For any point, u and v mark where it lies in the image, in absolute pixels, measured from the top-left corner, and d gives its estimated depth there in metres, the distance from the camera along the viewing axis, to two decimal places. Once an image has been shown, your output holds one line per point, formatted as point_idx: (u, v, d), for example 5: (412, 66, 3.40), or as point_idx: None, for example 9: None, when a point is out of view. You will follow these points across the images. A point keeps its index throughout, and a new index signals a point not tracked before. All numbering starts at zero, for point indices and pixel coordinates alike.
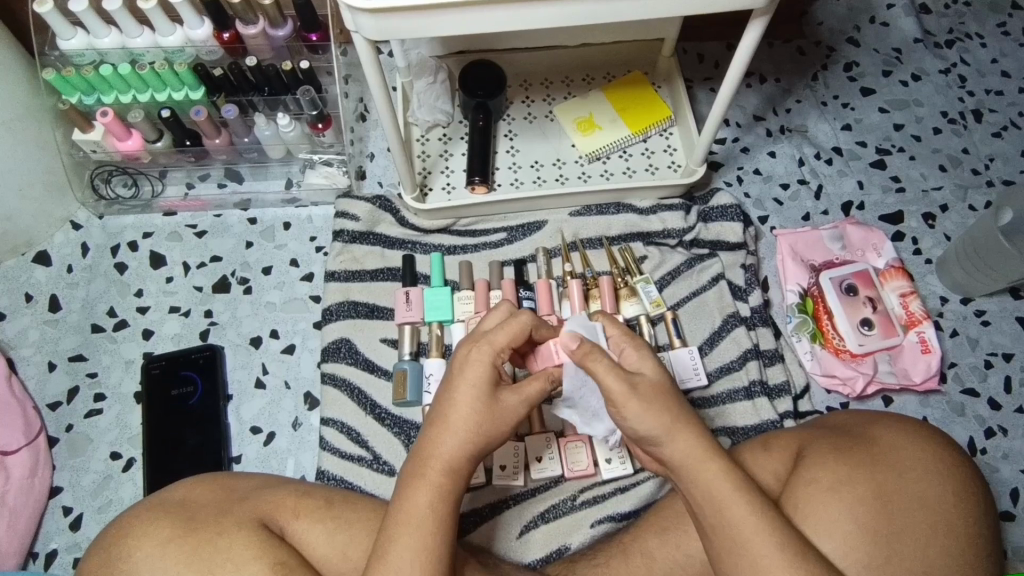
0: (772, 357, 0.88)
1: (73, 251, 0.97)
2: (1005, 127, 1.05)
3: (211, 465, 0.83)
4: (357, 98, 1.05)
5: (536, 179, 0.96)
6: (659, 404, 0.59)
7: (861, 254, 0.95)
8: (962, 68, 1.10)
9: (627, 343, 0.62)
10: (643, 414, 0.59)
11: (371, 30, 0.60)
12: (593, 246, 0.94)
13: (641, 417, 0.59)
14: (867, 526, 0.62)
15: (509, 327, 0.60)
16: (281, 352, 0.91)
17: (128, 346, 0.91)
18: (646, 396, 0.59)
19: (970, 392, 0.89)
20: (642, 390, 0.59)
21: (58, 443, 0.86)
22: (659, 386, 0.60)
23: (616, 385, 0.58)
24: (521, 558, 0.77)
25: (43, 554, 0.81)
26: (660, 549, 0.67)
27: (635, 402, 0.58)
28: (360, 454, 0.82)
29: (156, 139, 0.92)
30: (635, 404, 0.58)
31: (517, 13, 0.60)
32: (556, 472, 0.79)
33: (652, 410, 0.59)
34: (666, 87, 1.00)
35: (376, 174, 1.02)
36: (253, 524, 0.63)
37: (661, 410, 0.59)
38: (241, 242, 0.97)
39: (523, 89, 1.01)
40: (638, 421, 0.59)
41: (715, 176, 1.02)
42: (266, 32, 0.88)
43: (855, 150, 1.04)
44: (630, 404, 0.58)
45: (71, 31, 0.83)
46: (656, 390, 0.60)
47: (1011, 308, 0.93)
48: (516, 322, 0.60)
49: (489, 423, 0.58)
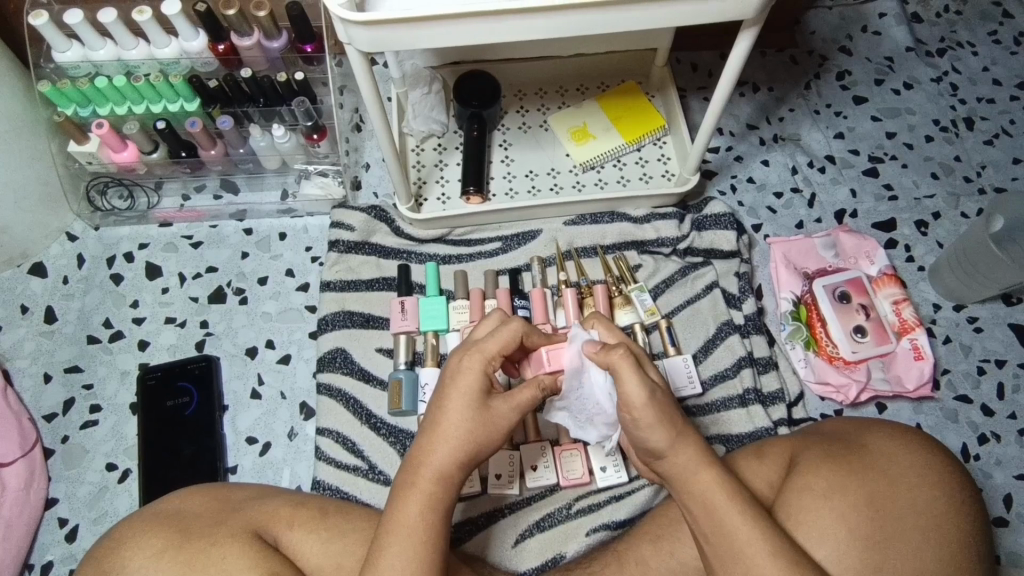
0: (766, 365, 0.88)
1: (69, 263, 0.97)
2: (997, 135, 1.06)
3: (207, 476, 0.83)
4: (353, 109, 1.06)
5: (531, 188, 0.97)
6: (670, 413, 0.59)
7: (855, 261, 0.96)
8: (954, 76, 1.11)
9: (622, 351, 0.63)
10: (657, 423, 0.58)
11: (364, 42, 0.61)
12: (588, 254, 0.94)
13: (651, 428, 0.59)
14: (860, 531, 0.62)
15: (500, 335, 0.60)
16: (277, 362, 0.91)
17: (124, 357, 0.91)
18: (660, 404, 0.59)
19: (963, 398, 0.90)
20: (658, 398, 0.58)
21: (54, 454, 0.86)
22: (667, 394, 0.60)
23: (636, 388, 0.57)
24: (516, 567, 0.77)
25: (39, 566, 0.81)
26: (655, 556, 0.67)
27: (651, 411, 0.58)
28: (355, 464, 0.82)
29: (151, 150, 0.93)
30: (648, 413, 0.58)
31: (510, 25, 0.61)
32: (551, 480, 0.80)
33: (660, 420, 0.59)
34: (659, 96, 1.01)
35: (371, 185, 1.03)
36: (248, 535, 0.63)
37: (668, 420, 0.59)
38: (237, 252, 0.98)
39: (518, 99, 1.02)
40: (648, 429, 0.59)
41: (709, 185, 1.03)
42: (262, 43, 0.88)
43: (848, 158, 1.05)
44: (645, 411, 0.58)
45: (66, 43, 0.84)
46: (668, 399, 0.60)
47: (1003, 314, 0.94)
48: (507, 330, 0.60)
49: (480, 431, 0.59)
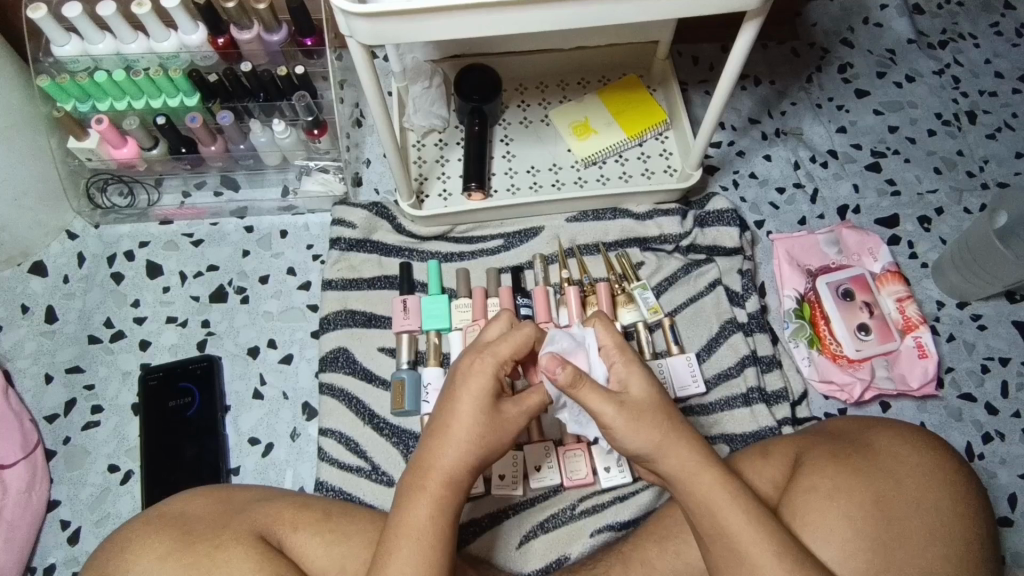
0: (770, 363, 0.88)
1: (69, 262, 0.96)
2: (999, 129, 1.06)
3: (210, 477, 0.82)
4: (353, 103, 1.05)
5: (532, 184, 0.96)
6: (647, 421, 0.59)
7: (858, 258, 0.95)
8: (956, 69, 1.10)
9: (617, 356, 0.62)
10: (635, 429, 0.59)
11: (364, 34, 0.60)
12: (590, 252, 0.94)
13: (637, 432, 0.59)
14: (865, 532, 0.62)
15: (513, 338, 0.60)
16: (279, 362, 0.91)
17: (125, 357, 0.91)
18: (633, 411, 0.59)
19: (967, 396, 0.89)
20: (629, 408, 0.59)
21: (55, 456, 0.86)
22: (648, 401, 0.60)
23: (602, 404, 0.58)
24: (520, 568, 0.77)
25: (42, 568, 0.81)
26: (660, 558, 0.67)
27: (624, 422, 0.59)
28: (359, 465, 0.82)
29: (151, 146, 0.92)
30: (621, 422, 0.59)
31: (510, 17, 0.60)
32: (555, 481, 0.80)
33: (638, 429, 0.59)
34: (661, 90, 1.00)
35: (371, 181, 1.02)
36: (253, 538, 0.62)
37: (651, 426, 0.59)
38: (238, 250, 0.97)
39: (519, 93, 1.01)
40: (627, 438, 0.59)
41: (711, 181, 1.02)
42: (262, 36, 0.88)
43: (850, 154, 1.04)
44: (617, 422, 0.59)
45: (65, 37, 0.83)
46: (648, 403, 0.60)
47: (1007, 311, 0.94)
48: (520, 334, 0.60)
49: (490, 434, 0.58)
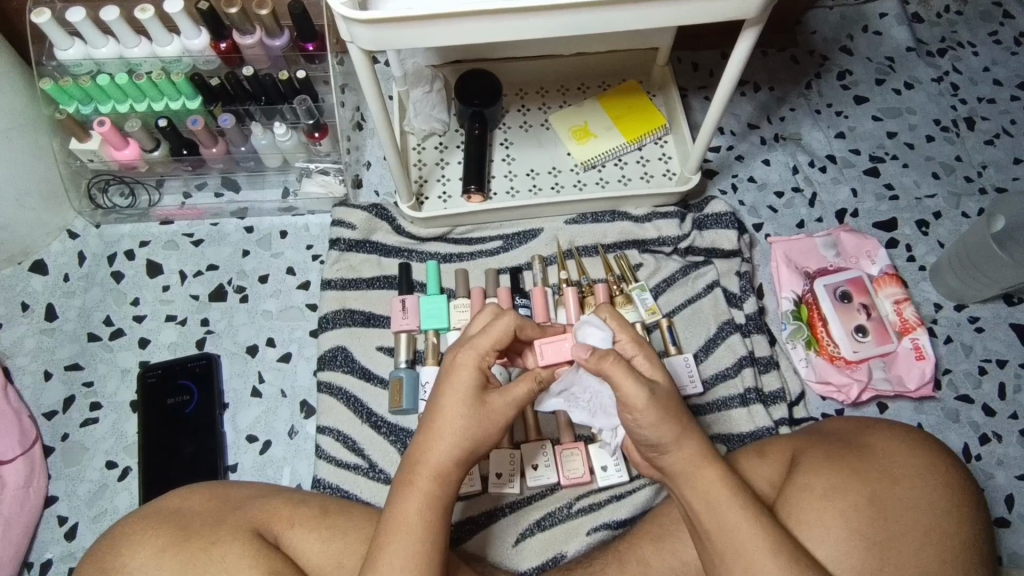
0: (767, 364, 0.88)
1: (70, 261, 0.97)
2: (998, 135, 1.06)
3: (207, 473, 0.83)
4: (354, 107, 1.06)
5: (532, 187, 0.97)
6: (673, 411, 0.59)
7: (855, 261, 0.96)
8: (955, 76, 1.11)
9: (637, 350, 0.62)
10: (662, 421, 0.58)
11: (365, 40, 0.60)
12: (588, 254, 0.94)
13: (654, 427, 0.58)
14: (862, 531, 0.62)
15: (491, 330, 0.60)
16: (277, 360, 0.91)
17: (125, 355, 0.91)
18: (663, 401, 0.58)
19: (964, 398, 0.90)
20: (660, 397, 0.58)
21: (54, 452, 0.86)
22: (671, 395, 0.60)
23: (635, 389, 0.57)
24: (517, 566, 0.77)
25: (39, 563, 0.81)
26: (656, 556, 0.67)
27: (653, 411, 0.57)
28: (356, 462, 0.82)
29: (152, 148, 0.93)
30: (653, 411, 0.57)
31: (511, 23, 0.60)
32: (552, 479, 0.80)
33: (667, 420, 0.58)
34: (660, 95, 1.01)
35: (372, 183, 1.02)
36: (249, 533, 0.63)
37: (673, 419, 0.59)
38: (238, 250, 0.97)
39: (519, 98, 1.02)
40: (651, 429, 0.58)
41: (710, 185, 1.03)
42: (264, 42, 0.88)
43: (849, 158, 1.05)
44: (647, 411, 0.57)
45: (68, 40, 0.84)
46: (670, 396, 0.60)
47: (1005, 315, 0.94)
48: (498, 326, 0.60)
49: (478, 428, 0.58)
